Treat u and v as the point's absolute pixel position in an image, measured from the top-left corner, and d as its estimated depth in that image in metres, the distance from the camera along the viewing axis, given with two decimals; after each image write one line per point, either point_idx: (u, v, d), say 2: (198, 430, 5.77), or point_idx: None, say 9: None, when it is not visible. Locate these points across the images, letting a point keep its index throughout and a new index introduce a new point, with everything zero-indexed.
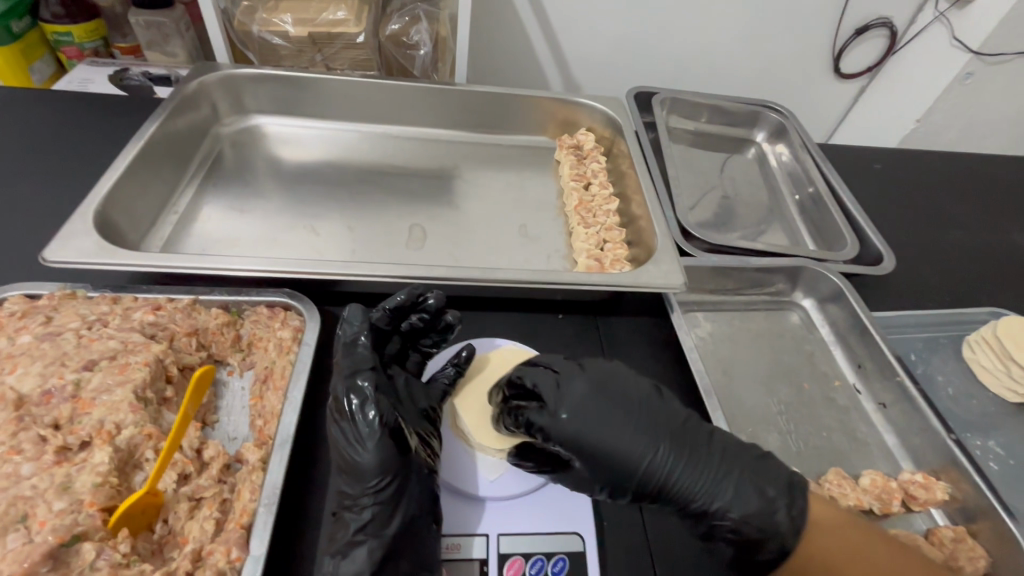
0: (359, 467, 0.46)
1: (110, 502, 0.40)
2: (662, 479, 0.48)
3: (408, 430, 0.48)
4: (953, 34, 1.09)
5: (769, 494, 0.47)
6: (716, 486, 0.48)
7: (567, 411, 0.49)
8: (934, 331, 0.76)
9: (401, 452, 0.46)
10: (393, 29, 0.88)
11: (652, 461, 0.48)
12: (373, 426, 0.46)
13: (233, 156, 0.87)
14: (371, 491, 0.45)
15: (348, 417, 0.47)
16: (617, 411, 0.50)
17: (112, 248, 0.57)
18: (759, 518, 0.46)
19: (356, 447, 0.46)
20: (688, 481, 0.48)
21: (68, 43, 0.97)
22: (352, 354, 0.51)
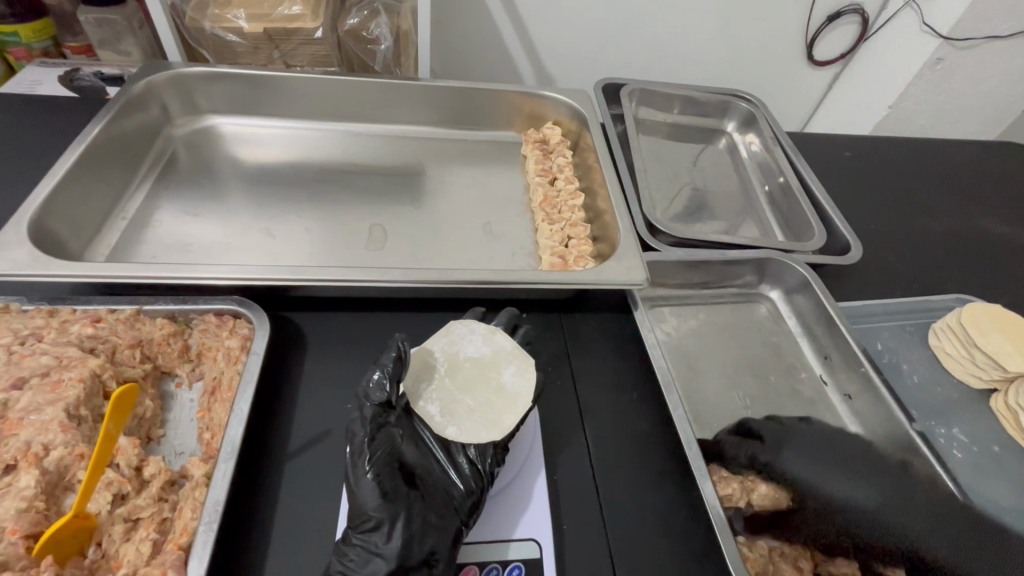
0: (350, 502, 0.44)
1: (36, 529, 0.38)
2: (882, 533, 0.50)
3: (393, 475, 0.44)
4: (922, 19, 1.08)
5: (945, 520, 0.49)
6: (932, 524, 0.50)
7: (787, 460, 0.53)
8: (900, 319, 0.76)
9: (391, 498, 0.43)
10: (351, 24, 0.85)
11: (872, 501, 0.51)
12: (368, 468, 0.43)
13: (188, 158, 0.84)
14: (358, 530, 0.42)
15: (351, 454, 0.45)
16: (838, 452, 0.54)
17: (48, 259, 0.55)
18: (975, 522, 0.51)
19: (352, 485, 0.44)
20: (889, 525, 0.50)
21: (14, 43, 0.93)
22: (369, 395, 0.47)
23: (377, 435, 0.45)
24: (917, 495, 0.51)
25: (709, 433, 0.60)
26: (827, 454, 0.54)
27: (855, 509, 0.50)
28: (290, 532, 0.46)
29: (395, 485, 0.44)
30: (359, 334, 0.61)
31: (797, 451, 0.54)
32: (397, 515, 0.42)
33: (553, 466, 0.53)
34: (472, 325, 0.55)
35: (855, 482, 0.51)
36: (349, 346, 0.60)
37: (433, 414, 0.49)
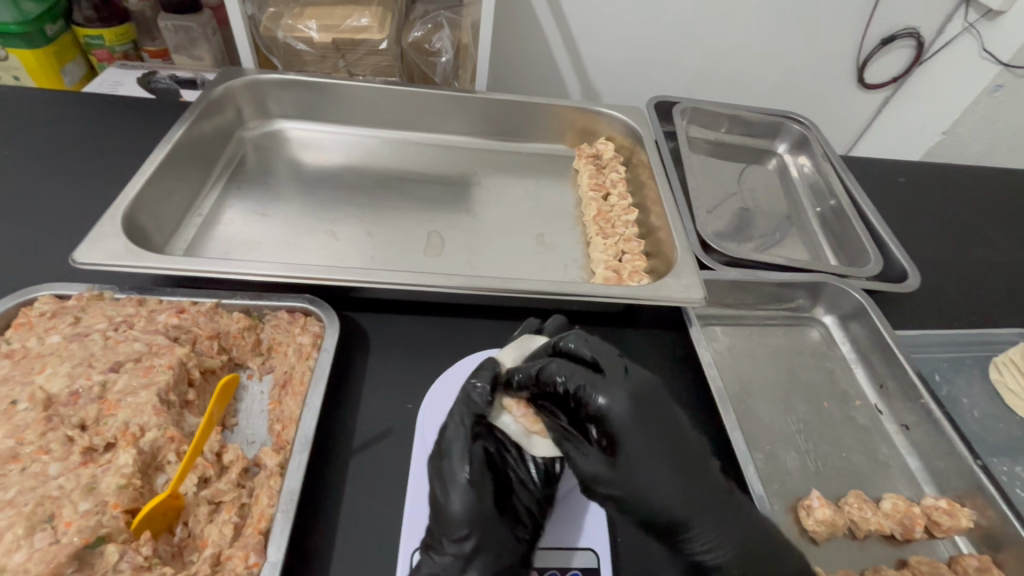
0: (438, 508, 0.45)
1: (134, 504, 0.41)
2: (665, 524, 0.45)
3: (487, 486, 0.46)
4: (981, 45, 1.07)
5: (699, 520, 0.45)
6: (708, 528, 0.45)
7: (609, 419, 0.46)
8: (959, 351, 0.75)
9: (485, 509, 0.45)
10: (415, 36, 0.88)
11: (666, 502, 0.45)
12: (463, 475, 0.45)
13: (256, 159, 0.88)
14: (450, 541, 0.44)
15: (441, 462, 0.47)
16: (656, 433, 0.46)
17: (138, 250, 0.58)
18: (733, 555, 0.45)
19: (443, 492, 0.45)
20: (693, 522, 0.45)
21: (99, 46, 0.99)
22: (468, 402, 0.49)
23: (474, 445, 0.47)
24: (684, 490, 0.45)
25: (763, 454, 0.60)
26: (652, 430, 0.46)
27: (632, 490, 0.45)
28: (360, 522, 0.48)
29: (484, 495, 0.45)
30: (418, 337, 0.63)
31: (612, 401, 0.46)
32: (486, 526, 0.44)
33: None
34: (538, 339, 0.57)
35: (641, 475, 0.45)
36: (409, 348, 0.62)
37: (509, 424, 0.52)
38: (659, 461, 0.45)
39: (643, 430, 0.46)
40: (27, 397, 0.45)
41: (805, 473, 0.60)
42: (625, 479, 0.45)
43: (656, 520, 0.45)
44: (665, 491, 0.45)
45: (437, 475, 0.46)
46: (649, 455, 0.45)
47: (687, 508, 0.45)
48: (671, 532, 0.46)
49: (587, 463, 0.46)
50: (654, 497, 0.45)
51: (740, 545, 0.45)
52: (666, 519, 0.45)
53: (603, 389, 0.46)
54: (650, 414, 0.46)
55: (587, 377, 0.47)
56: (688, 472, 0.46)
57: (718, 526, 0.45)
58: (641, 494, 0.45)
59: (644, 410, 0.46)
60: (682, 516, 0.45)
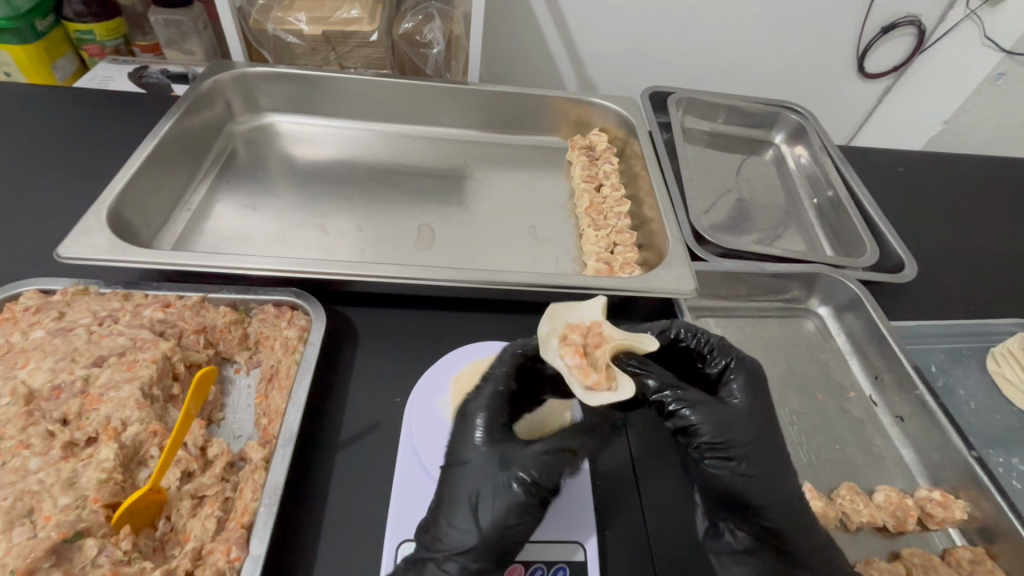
0: (485, 525, 0.43)
1: (114, 499, 0.41)
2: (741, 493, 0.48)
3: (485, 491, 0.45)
4: (983, 34, 1.05)
5: (776, 494, 0.48)
6: (776, 503, 0.48)
7: (736, 384, 0.53)
8: (957, 342, 0.74)
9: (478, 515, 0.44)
10: (406, 28, 0.87)
11: (752, 472, 0.48)
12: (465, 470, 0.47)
13: (246, 153, 0.88)
14: (470, 545, 0.43)
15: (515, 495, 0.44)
16: (769, 415, 0.52)
17: (123, 245, 0.58)
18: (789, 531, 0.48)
19: (503, 525, 0.43)
20: (766, 498, 0.48)
21: (89, 41, 0.98)
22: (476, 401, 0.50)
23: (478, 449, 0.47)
24: (776, 467, 0.49)
25: None
26: (764, 408, 0.52)
27: (733, 451, 0.49)
28: (345, 517, 0.48)
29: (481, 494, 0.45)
30: (407, 330, 0.63)
31: (745, 374, 0.53)
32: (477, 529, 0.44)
33: (597, 471, 0.54)
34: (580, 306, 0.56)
35: (745, 439, 0.49)
36: (398, 341, 0.61)
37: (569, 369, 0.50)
38: (762, 426, 0.51)
39: (762, 411, 0.52)
40: (9, 391, 0.45)
41: (797, 465, 0.59)
42: (743, 433, 0.49)
43: (736, 489, 0.48)
44: (758, 462, 0.49)
45: (505, 506, 0.44)
46: (754, 427, 0.50)
47: (767, 482, 0.48)
48: (745, 498, 0.48)
49: (710, 416, 0.49)
50: (757, 463, 0.49)
51: (796, 518, 0.48)
52: (752, 485, 0.48)
53: (740, 365, 0.54)
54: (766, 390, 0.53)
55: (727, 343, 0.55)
56: (779, 457, 0.50)
57: (788, 506, 0.48)
58: (745, 456, 0.49)
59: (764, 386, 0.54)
60: (768, 482, 0.48)
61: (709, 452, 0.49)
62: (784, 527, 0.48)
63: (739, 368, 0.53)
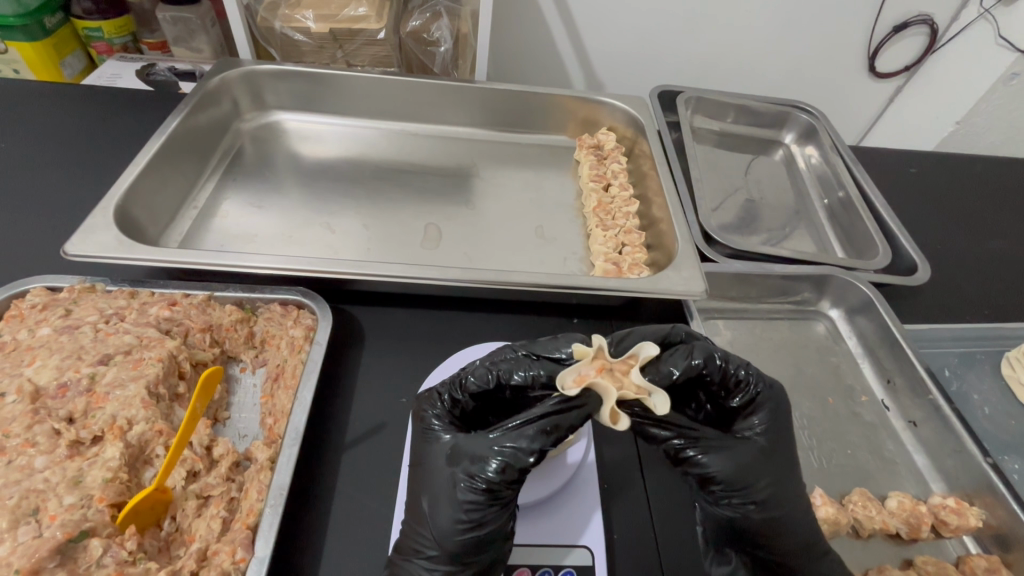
0: (437, 536, 0.41)
1: (120, 498, 0.40)
2: (764, 533, 0.44)
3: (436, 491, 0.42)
4: (998, 32, 1.04)
5: (802, 531, 0.44)
6: (799, 540, 0.44)
7: (761, 413, 0.46)
8: (971, 346, 0.73)
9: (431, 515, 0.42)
10: (413, 26, 0.87)
11: (780, 513, 0.43)
12: (429, 475, 0.43)
13: (253, 151, 0.88)
14: (427, 560, 0.42)
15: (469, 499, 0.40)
16: (794, 444, 0.46)
17: (129, 242, 0.58)
18: (806, 563, 0.45)
19: (456, 528, 0.41)
20: (788, 536, 0.44)
21: (98, 38, 0.98)
22: (447, 392, 0.46)
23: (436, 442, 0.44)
24: (803, 502, 0.45)
25: None
26: (789, 436, 0.46)
27: (763, 494, 0.43)
28: (350, 518, 0.47)
29: (433, 493, 0.42)
30: (413, 330, 0.62)
31: (771, 401, 0.46)
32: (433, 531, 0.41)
33: (604, 475, 0.53)
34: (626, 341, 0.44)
35: (776, 479, 0.43)
36: (404, 342, 0.61)
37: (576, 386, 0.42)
38: (788, 460, 0.45)
39: (788, 440, 0.46)
40: (15, 389, 0.45)
41: (807, 470, 0.58)
42: (764, 474, 0.43)
43: (759, 528, 0.43)
44: (786, 502, 0.44)
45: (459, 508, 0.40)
46: (785, 462, 0.44)
47: (793, 520, 0.44)
48: (767, 536, 0.44)
49: (729, 459, 0.42)
50: (785, 502, 0.44)
51: (814, 551, 0.45)
52: (777, 525, 0.43)
53: (765, 390, 0.46)
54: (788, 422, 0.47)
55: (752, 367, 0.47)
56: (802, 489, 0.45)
57: (810, 538, 0.45)
58: (777, 496, 0.43)
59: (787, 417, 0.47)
60: (782, 525, 0.44)
61: (734, 496, 0.43)
62: (800, 561, 0.44)
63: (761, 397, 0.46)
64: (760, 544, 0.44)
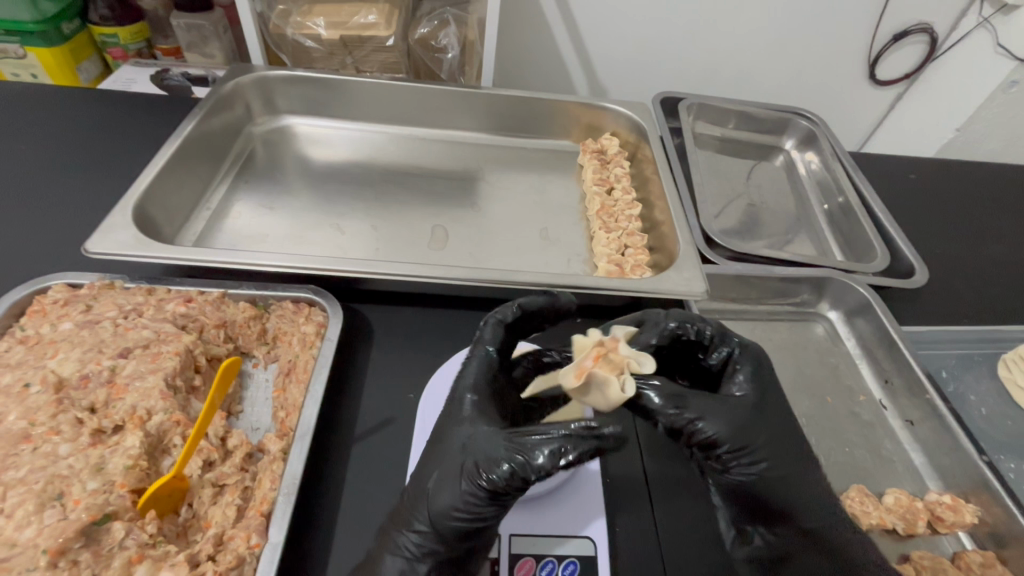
0: (432, 519, 0.43)
1: (140, 485, 0.42)
2: (769, 489, 0.47)
3: (438, 480, 0.43)
4: (996, 41, 1.06)
5: (802, 483, 0.48)
6: (802, 493, 0.47)
7: (744, 372, 0.50)
8: (968, 348, 0.74)
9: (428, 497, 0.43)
10: (422, 33, 0.89)
11: (778, 467, 0.47)
12: (441, 459, 0.44)
13: (264, 154, 0.90)
14: (418, 540, 0.43)
15: (473, 490, 0.41)
16: (779, 401, 0.51)
17: (146, 241, 0.60)
18: (818, 519, 0.47)
19: (450, 514, 0.42)
20: (791, 490, 0.47)
21: (114, 44, 1.01)
22: (484, 371, 0.48)
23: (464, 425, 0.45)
24: (797, 455, 0.49)
25: None
26: (773, 393, 0.50)
27: (761, 449, 0.46)
28: (359, 507, 0.49)
29: (439, 478, 0.43)
30: (421, 328, 0.64)
31: (749, 359, 0.51)
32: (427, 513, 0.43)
33: (606, 469, 0.54)
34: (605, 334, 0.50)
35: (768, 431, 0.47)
36: (411, 340, 0.62)
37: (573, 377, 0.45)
38: (777, 415, 0.49)
39: (773, 397, 0.50)
40: (39, 380, 0.47)
41: None
42: (758, 433, 0.47)
43: (764, 484, 0.47)
44: (781, 454, 0.48)
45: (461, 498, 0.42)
46: (773, 416, 0.49)
47: (790, 471, 0.48)
48: (771, 492, 0.47)
49: (725, 423, 0.46)
50: (781, 455, 0.48)
51: (821, 505, 0.48)
52: (777, 479, 0.47)
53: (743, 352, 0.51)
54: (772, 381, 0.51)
55: (726, 334, 0.52)
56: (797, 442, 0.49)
57: (811, 491, 0.48)
58: (772, 450, 0.47)
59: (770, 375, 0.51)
60: (775, 479, 0.47)
61: (734, 455, 0.46)
62: (812, 518, 0.47)
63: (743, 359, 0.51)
64: (768, 502, 0.47)
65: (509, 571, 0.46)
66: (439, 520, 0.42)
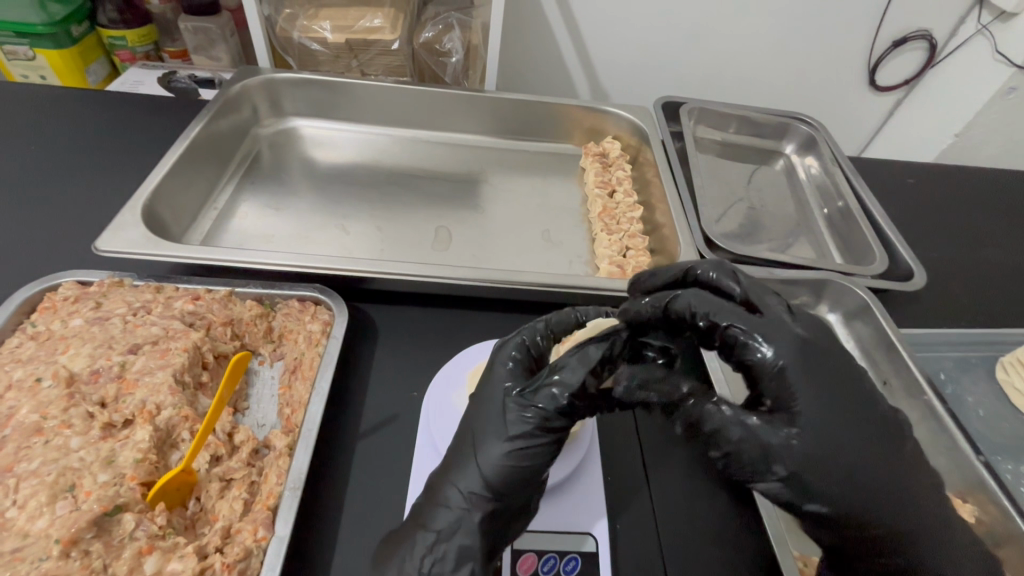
0: (483, 474, 0.44)
1: (149, 478, 0.43)
2: (832, 495, 0.42)
3: (480, 436, 0.45)
4: (993, 48, 1.07)
5: (868, 476, 0.43)
6: (870, 487, 0.43)
7: (776, 367, 0.43)
8: (966, 351, 0.74)
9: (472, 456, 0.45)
10: (426, 37, 0.90)
11: (841, 469, 0.42)
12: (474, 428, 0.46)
13: (270, 156, 0.91)
14: (470, 504, 0.43)
15: (526, 430, 0.44)
16: (833, 386, 0.44)
17: (155, 240, 0.61)
18: (887, 510, 0.44)
19: (504, 460, 0.44)
20: (858, 485, 0.43)
21: (122, 46, 1.02)
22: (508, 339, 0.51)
23: (497, 380, 0.48)
24: (863, 439, 0.44)
25: None
26: (827, 377, 0.44)
27: (804, 457, 0.42)
28: (364, 502, 0.50)
29: (482, 429, 0.46)
30: (425, 328, 0.65)
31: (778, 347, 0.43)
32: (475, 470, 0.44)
33: (607, 468, 0.55)
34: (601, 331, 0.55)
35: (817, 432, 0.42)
36: (415, 338, 0.63)
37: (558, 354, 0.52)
38: (832, 403, 0.43)
39: (823, 383, 0.43)
40: (50, 375, 0.48)
41: None
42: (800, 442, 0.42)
43: (826, 491, 0.42)
44: (840, 449, 0.43)
45: (516, 443, 0.44)
46: (826, 408, 0.43)
47: (853, 472, 0.43)
48: (834, 497, 0.43)
49: (753, 445, 0.42)
50: (839, 453, 0.43)
51: (892, 493, 0.44)
52: (840, 484, 0.42)
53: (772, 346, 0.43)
54: (819, 363, 0.44)
55: (754, 327, 0.44)
56: (859, 425, 0.44)
57: (884, 477, 0.44)
58: (827, 459, 0.42)
59: (815, 358, 0.44)
60: (841, 475, 0.43)
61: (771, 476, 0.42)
62: (881, 510, 0.44)
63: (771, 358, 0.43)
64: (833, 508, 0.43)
65: (510, 568, 0.46)
66: (489, 467, 0.44)
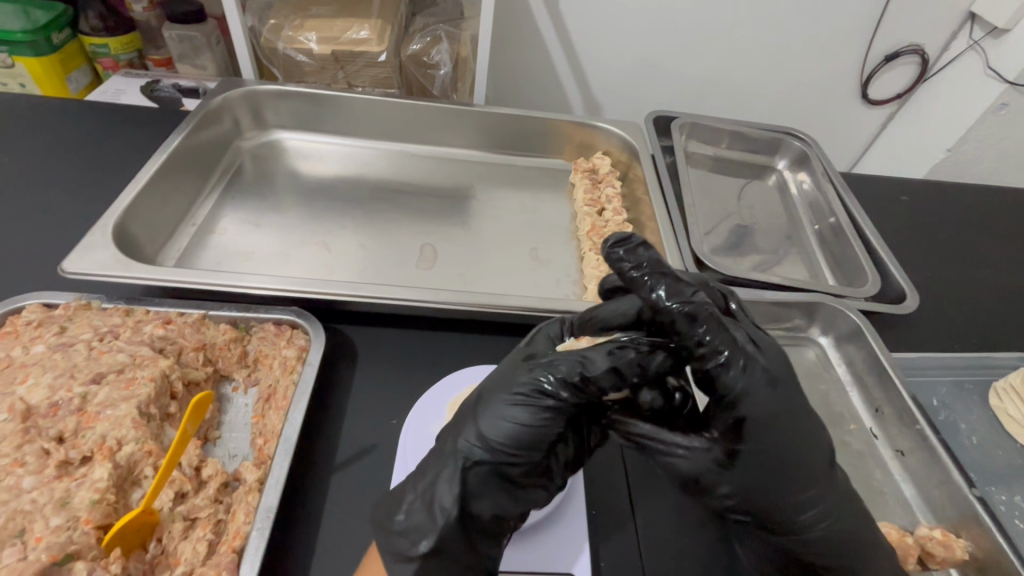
0: (485, 434, 0.43)
1: (106, 520, 0.41)
2: (774, 520, 0.44)
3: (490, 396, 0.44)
4: (986, 63, 1.07)
5: (817, 508, 0.44)
6: (819, 517, 0.44)
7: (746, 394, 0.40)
8: (959, 376, 0.73)
9: (479, 417, 0.44)
10: (413, 49, 0.89)
11: (786, 501, 0.43)
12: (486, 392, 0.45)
13: (253, 169, 0.89)
14: (463, 476, 0.42)
15: (538, 403, 0.43)
16: (795, 420, 0.42)
17: (126, 261, 0.58)
18: (835, 542, 0.45)
19: (508, 419, 0.43)
20: (806, 518, 0.44)
21: (104, 54, 1.00)
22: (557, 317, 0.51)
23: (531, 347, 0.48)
24: (818, 476, 0.43)
25: None
26: (789, 414, 0.42)
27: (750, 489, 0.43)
28: (336, 540, 0.48)
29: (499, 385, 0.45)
30: (406, 352, 0.63)
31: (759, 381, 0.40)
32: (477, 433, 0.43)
33: (592, 500, 0.53)
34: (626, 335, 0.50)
35: (773, 466, 0.42)
36: (396, 364, 0.61)
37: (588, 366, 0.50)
38: (795, 440, 0.42)
39: (792, 417, 0.42)
40: (6, 408, 0.45)
41: None
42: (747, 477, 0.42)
43: (766, 518, 0.44)
44: (793, 483, 0.43)
45: (524, 413, 0.42)
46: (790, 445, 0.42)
47: (802, 504, 0.43)
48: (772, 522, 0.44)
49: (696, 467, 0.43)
50: (788, 487, 0.43)
51: (841, 524, 0.44)
52: (784, 513, 0.43)
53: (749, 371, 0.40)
54: (788, 389, 0.41)
55: (742, 351, 0.40)
56: (813, 465, 0.43)
57: (834, 506, 0.44)
58: (771, 491, 0.43)
59: (783, 379, 0.41)
60: (788, 505, 0.43)
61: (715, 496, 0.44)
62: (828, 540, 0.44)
63: (738, 386, 0.39)
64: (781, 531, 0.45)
65: None
66: (495, 429, 0.43)
